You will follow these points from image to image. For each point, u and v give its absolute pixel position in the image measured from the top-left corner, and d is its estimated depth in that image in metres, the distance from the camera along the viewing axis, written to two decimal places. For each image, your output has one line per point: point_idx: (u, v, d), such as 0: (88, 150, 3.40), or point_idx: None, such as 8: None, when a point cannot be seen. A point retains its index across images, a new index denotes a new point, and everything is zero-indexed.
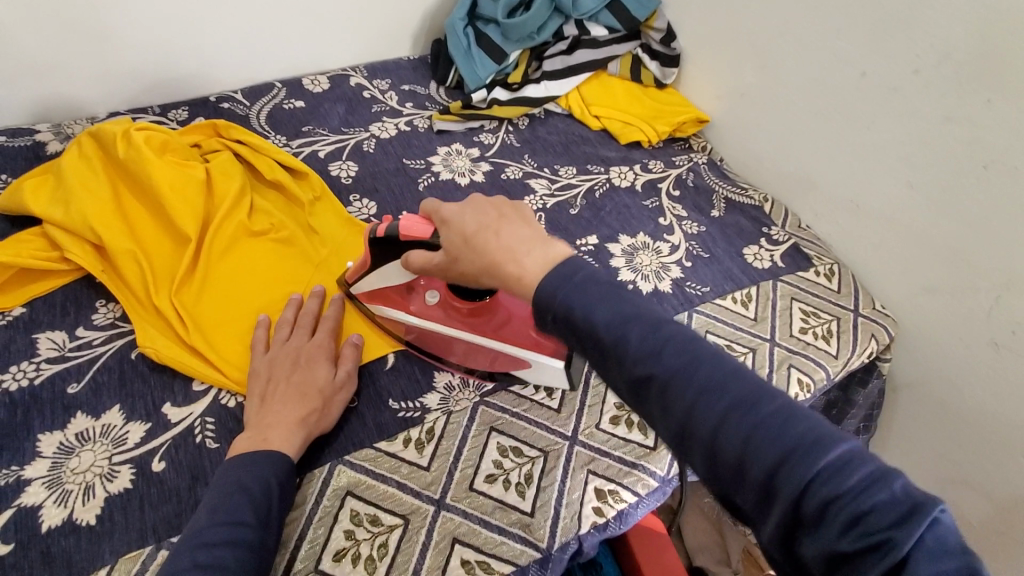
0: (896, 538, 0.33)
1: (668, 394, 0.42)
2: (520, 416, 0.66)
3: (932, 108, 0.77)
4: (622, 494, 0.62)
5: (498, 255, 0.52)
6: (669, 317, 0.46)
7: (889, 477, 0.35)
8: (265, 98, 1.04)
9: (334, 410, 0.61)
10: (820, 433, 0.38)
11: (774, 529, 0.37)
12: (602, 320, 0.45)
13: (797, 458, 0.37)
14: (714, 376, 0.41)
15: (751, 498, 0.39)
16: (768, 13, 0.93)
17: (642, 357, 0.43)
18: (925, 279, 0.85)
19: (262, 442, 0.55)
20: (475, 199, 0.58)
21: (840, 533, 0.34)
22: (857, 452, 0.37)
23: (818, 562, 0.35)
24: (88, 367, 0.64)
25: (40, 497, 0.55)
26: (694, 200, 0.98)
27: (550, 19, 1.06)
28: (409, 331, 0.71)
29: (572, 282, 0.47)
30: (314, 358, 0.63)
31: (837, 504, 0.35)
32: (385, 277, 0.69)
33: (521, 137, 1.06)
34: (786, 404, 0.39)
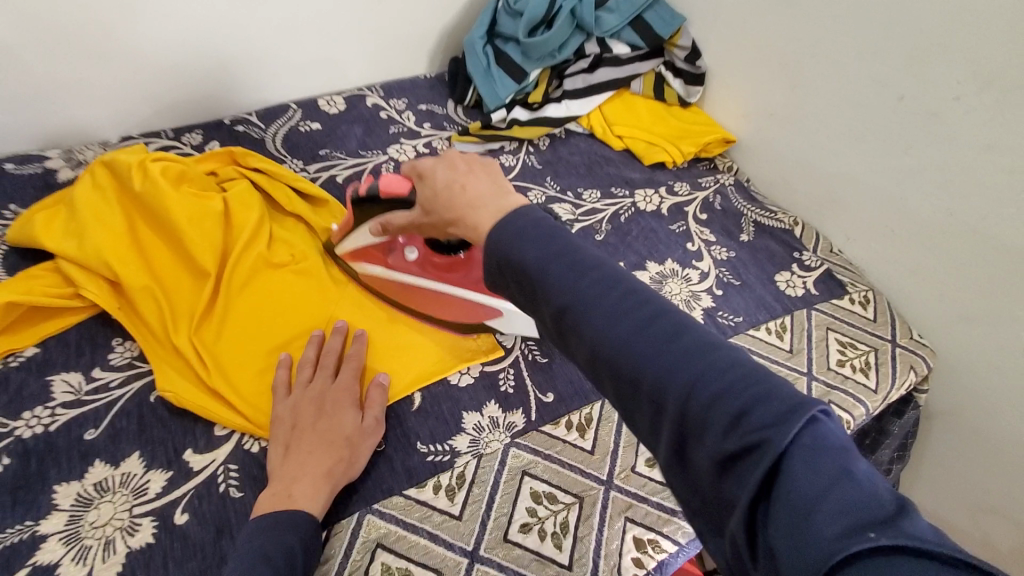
0: (771, 439, 0.33)
1: (579, 322, 0.42)
2: (553, 459, 0.64)
3: (972, 136, 0.74)
4: (662, 543, 0.60)
5: (461, 208, 0.51)
6: (589, 249, 0.45)
7: (763, 380, 0.36)
8: (280, 120, 1.02)
9: (363, 459, 0.59)
10: (713, 346, 0.38)
11: (670, 445, 0.38)
12: (531, 255, 0.45)
13: (684, 370, 0.37)
14: (617, 299, 0.41)
15: (649, 416, 0.39)
16: (796, 33, 0.91)
17: (559, 287, 0.43)
18: (965, 310, 0.81)
19: (288, 499, 0.53)
20: (448, 154, 0.57)
21: (723, 436, 0.34)
22: (741, 360, 0.38)
23: (707, 470, 0.35)
24: (106, 411, 0.62)
25: (59, 555, 0.53)
26: (722, 223, 0.95)
27: (571, 37, 1.03)
28: (393, 285, 0.76)
29: (513, 227, 0.47)
30: (340, 403, 0.61)
31: (718, 410, 0.35)
32: (362, 237, 0.72)
33: (543, 158, 1.03)
34: (685, 324, 0.40)
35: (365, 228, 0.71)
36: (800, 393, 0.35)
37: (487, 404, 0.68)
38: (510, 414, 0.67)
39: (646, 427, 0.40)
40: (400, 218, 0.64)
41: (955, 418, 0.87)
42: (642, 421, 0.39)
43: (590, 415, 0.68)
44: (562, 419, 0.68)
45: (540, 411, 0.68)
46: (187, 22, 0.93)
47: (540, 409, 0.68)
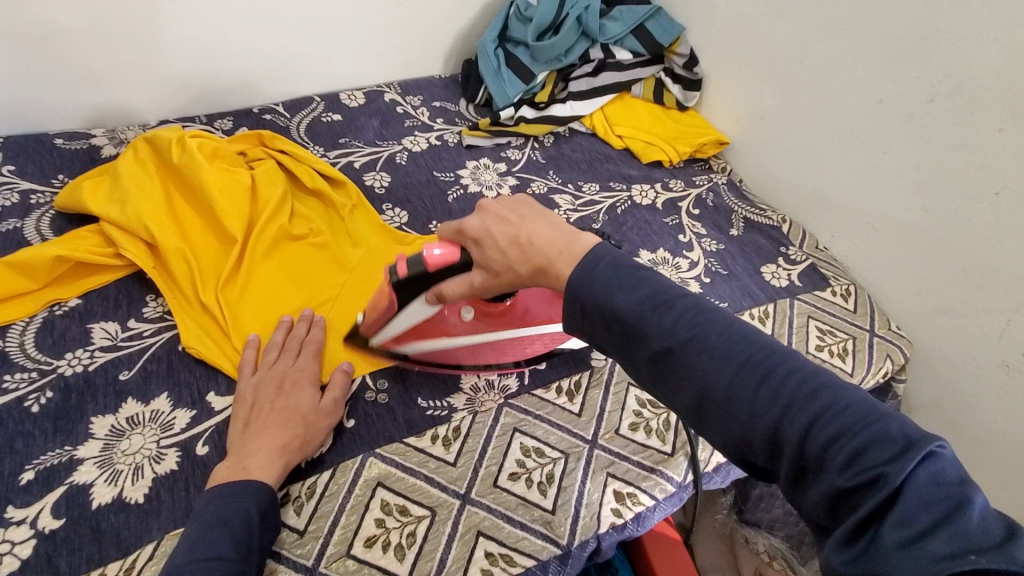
0: (888, 474, 0.35)
1: (685, 364, 0.45)
2: (542, 419, 0.69)
3: (945, 136, 0.80)
4: (640, 497, 0.65)
5: (538, 264, 0.54)
6: (680, 290, 0.49)
7: (881, 419, 0.38)
8: (305, 111, 1.10)
9: (319, 436, 0.61)
10: (821, 384, 0.41)
11: (789, 479, 0.41)
12: (622, 301, 0.48)
13: (800, 408, 0.40)
14: (724, 341, 0.45)
15: (764, 452, 0.42)
16: (787, 40, 0.97)
17: (660, 333, 0.46)
18: (940, 302, 0.86)
19: (242, 471, 0.56)
20: (490, 208, 0.59)
21: (840, 470, 0.37)
22: (856, 400, 0.40)
23: (822, 500, 0.38)
24: (139, 356, 0.68)
25: (92, 476, 0.58)
26: (713, 218, 1.01)
27: (577, 43, 1.12)
28: (459, 354, 0.71)
29: (593, 274, 0.50)
30: (300, 383, 0.64)
31: (836, 448, 0.38)
32: (412, 315, 0.67)
33: (547, 154, 1.10)
34: (794, 364, 0.43)
35: (414, 305, 0.66)
36: (919, 429, 0.38)
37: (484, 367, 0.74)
38: (505, 377, 0.73)
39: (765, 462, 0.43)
40: (456, 285, 0.62)
41: (931, 408, 0.91)
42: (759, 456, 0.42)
43: (579, 381, 0.74)
44: (553, 384, 0.73)
45: (532, 375, 0.73)
46: (223, 17, 1.02)
47: (532, 374, 0.74)
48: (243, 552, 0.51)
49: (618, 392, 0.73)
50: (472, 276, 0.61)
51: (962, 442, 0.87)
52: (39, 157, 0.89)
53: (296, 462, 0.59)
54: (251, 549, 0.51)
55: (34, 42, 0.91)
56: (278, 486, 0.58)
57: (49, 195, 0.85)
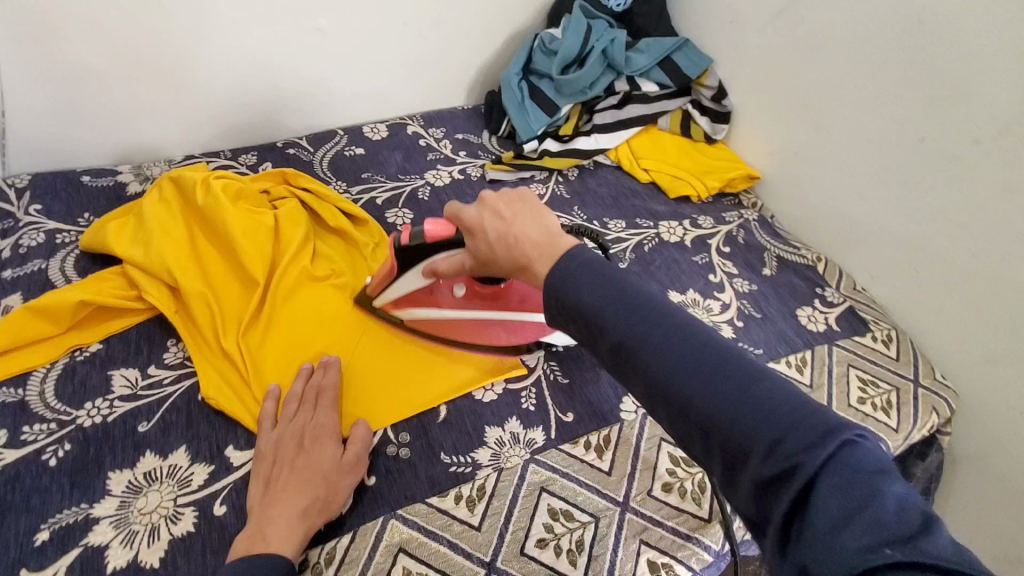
0: (805, 461, 0.36)
1: (636, 356, 0.46)
2: (571, 478, 0.66)
3: (993, 178, 0.76)
4: (676, 567, 0.61)
5: (520, 259, 0.56)
6: (639, 285, 0.50)
7: (806, 409, 0.39)
8: (328, 145, 1.09)
9: (340, 497, 0.59)
10: (757, 375, 0.42)
11: (722, 470, 0.41)
12: (584, 294, 0.49)
13: (731, 398, 0.41)
14: (669, 336, 0.45)
15: (700, 443, 0.43)
16: (819, 76, 0.94)
17: (612, 323, 0.47)
18: (987, 351, 0.81)
19: (262, 541, 0.54)
20: (488, 201, 0.60)
21: (763, 460, 0.38)
22: (785, 390, 0.41)
23: (749, 491, 0.39)
24: (158, 406, 0.67)
25: (108, 537, 0.57)
26: (745, 257, 0.97)
27: (602, 75, 1.10)
28: (447, 325, 0.77)
29: (563, 266, 0.52)
30: (320, 438, 0.62)
31: (760, 437, 0.39)
32: (405, 284, 0.73)
33: (571, 188, 1.08)
34: (735, 357, 0.43)
35: (409, 275, 0.72)
36: (840, 418, 0.38)
37: (508, 420, 0.71)
38: (530, 431, 0.70)
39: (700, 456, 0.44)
40: (446, 261, 0.67)
41: (982, 466, 0.85)
42: (695, 450, 0.43)
43: (609, 436, 0.70)
44: (581, 438, 0.70)
45: (559, 430, 0.70)
46: (249, 52, 1.02)
47: (559, 428, 0.71)
48: None
49: (650, 449, 0.69)
50: (462, 260, 0.66)
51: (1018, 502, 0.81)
52: (67, 195, 0.89)
53: (318, 526, 0.57)
54: None
55: (67, 81, 0.93)
56: (298, 553, 0.55)
57: (75, 235, 0.85)
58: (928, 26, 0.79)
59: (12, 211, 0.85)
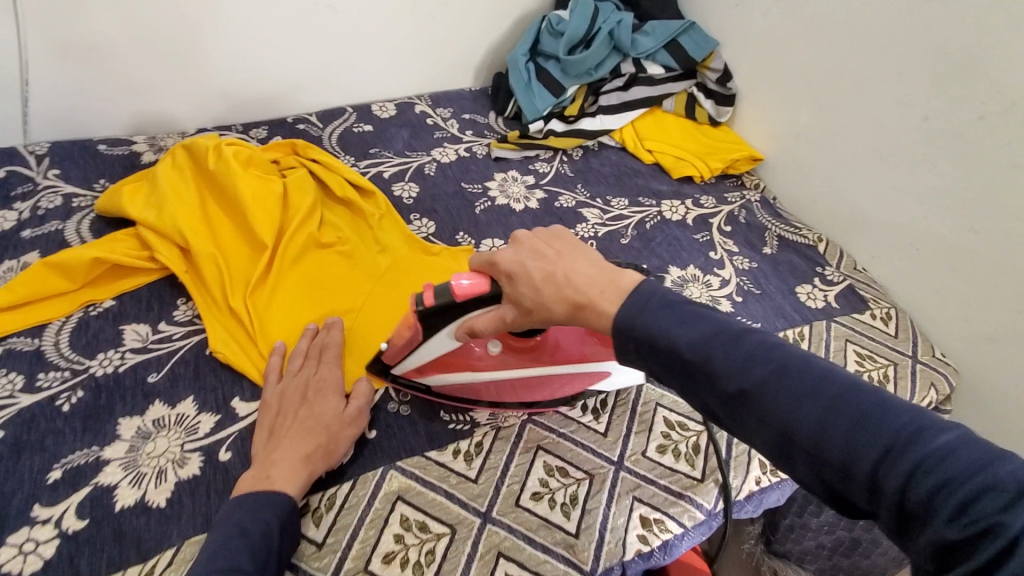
0: (1004, 523, 0.32)
1: (763, 403, 0.43)
2: (566, 438, 0.67)
3: (998, 156, 0.76)
4: (668, 524, 0.62)
5: (578, 297, 0.52)
6: (750, 327, 0.47)
7: (993, 464, 0.35)
8: (337, 121, 1.12)
9: (341, 446, 0.60)
10: (921, 425, 0.38)
11: (891, 524, 0.38)
12: (682, 338, 0.46)
13: (896, 453, 0.37)
14: (805, 382, 0.42)
15: (857, 495, 0.39)
16: (825, 57, 0.95)
17: (728, 370, 0.44)
18: (988, 330, 0.81)
19: (266, 481, 0.56)
20: (524, 241, 0.57)
21: (946, 519, 0.34)
22: (962, 441, 0.36)
23: (928, 548, 0.35)
24: (168, 359, 0.69)
25: (117, 478, 0.59)
26: (745, 236, 0.98)
27: (608, 57, 1.12)
28: (483, 387, 0.68)
29: (646, 310, 0.49)
30: (323, 392, 0.64)
31: (937, 494, 0.35)
32: (436, 346, 0.64)
33: (575, 167, 1.09)
34: (884, 402, 0.40)
35: (440, 337, 0.63)
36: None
37: None
38: None
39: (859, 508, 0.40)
40: (487, 318, 0.59)
41: None
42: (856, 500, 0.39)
43: (605, 399, 0.72)
44: (578, 401, 0.71)
45: None
46: (262, 29, 1.04)
47: None
48: (258, 566, 0.49)
49: (646, 412, 0.71)
50: (502, 312, 0.58)
51: None
52: (84, 162, 0.92)
53: (319, 472, 0.58)
54: (271, 562, 0.51)
55: (85, 52, 0.95)
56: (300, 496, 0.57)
57: (90, 199, 0.87)
58: (936, 6, 0.80)
59: (31, 175, 0.88)
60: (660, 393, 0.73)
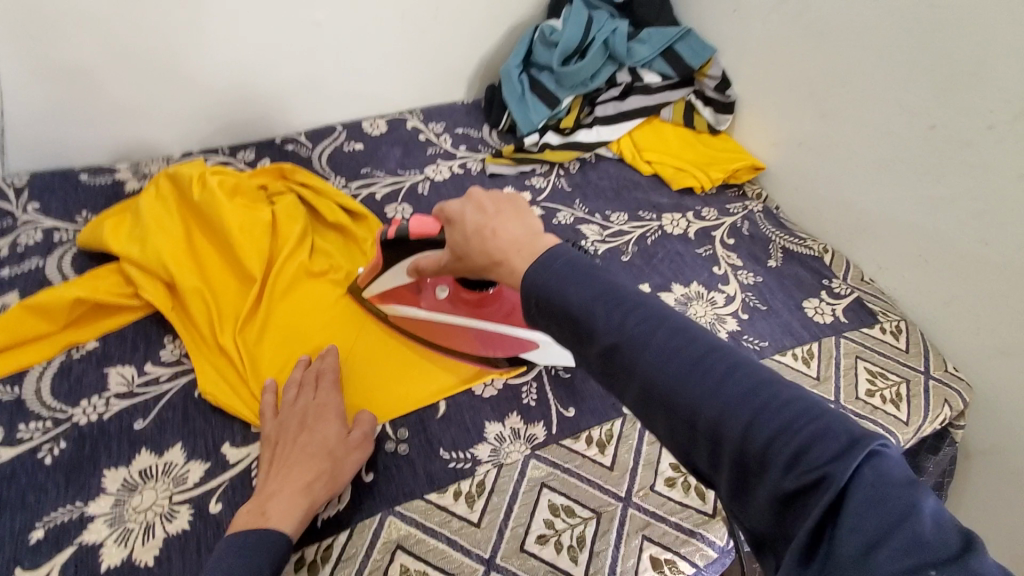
0: (833, 473, 0.33)
1: (631, 361, 0.42)
2: (572, 473, 0.65)
3: (1009, 165, 0.74)
4: (680, 564, 0.59)
5: (494, 253, 0.52)
6: (629, 287, 0.46)
7: (825, 416, 0.36)
8: (327, 141, 1.09)
9: (344, 474, 0.59)
10: (767, 381, 0.39)
11: (731, 484, 0.38)
12: (574, 296, 0.45)
13: (740, 407, 0.37)
14: (669, 340, 0.42)
15: (705, 453, 0.39)
16: (825, 63, 0.92)
17: (608, 328, 0.44)
18: (1001, 343, 0.79)
19: (262, 517, 0.53)
20: (475, 193, 0.57)
21: (783, 474, 0.35)
22: (799, 396, 0.38)
23: (768, 507, 0.36)
24: (154, 403, 0.66)
25: (102, 535, 0.56)
26: (749, 248, 0.95)
27: (604, 66, 1.09)
28: (424, 325, 0.76)
29: (547, 266, 0.48)
30: (323, 418, 0.62)
31: (776, 448, 0.36)
32: (392, 277, 0.74)
33: (572, 181, 1.07)
34: (737, 359, 0.40)
35: (395, 269, 0.73)
36: (861, 427, 0.36)
37: (508, 415, 0.70)
38: (531, 426, 0.69)
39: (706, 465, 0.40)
40: (430, 257, 0.66)
41: (1001, 462, 0.82)
42: (701, 459, 0.39)
43: (611, 431, 0.69)
44: (582, 433, 0.69)
45: (561, 425, 0.69)
46: (247, 49, 1.02)
47: (561, 423, 0.70)
48: None
49: (653, 443, 0.68)
50: (441, 256, 0.63)
51: None
52: (64, 193, 0.89)
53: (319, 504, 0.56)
54: None
55: (65, 79, 0.92)
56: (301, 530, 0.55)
57: (72, 232, 0.84)
58: (938, 11, 0.77)
59: (11, 209, 0.85)
60: None
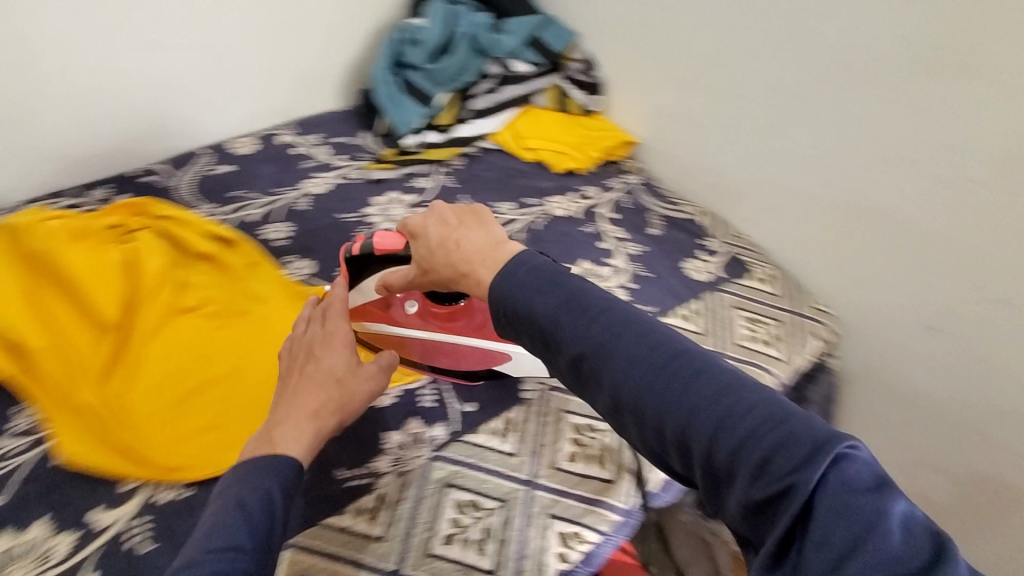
0: (799, 482, 0.34)
1: (597, 369, 0.43)
2: (476, 467, 0.65)
3: (844, 111, 0.81)
4: (586, 535, 0.61)
5: (459, 265, 0.52)
6: (598, 294, 0.46)
7: (790, 421, 0.37)
8: (192, 166, 1.03)
9: (354, 402, 0.58)
10: (731, 384, 0.40)
11: (706, 489, 0.40)
12: (538, 304, 0.46)
13: (705, 413, 0.39)
14: (633, 346, 0.43)
15: (675, 458, 0.41)
16: (677, 37, 0.98)
17: (571, 336, 0.44)
18: (856, 274, 0.86)
19: (267, 444, 0.53)
20: (437, 207, 0.57)
21: (751, 483, 0.36)
22: (764, 401, 0.39)
23: (738, 511, 0.37)
24: (11, 480, 0.62)
25: None
26: (631, 220, 0.99)
27: (473, 59, 1.09)
28: (398, 342, 0.72)
29: (513, 277, 0.48)
30: (333, 344, 0.59)
31: (742, 457, 0.37)
32: (357, 294, 0.68)
33: (459, 177, 1.06)
34: (702, 363, 0.41)
35: (363, 287, 0.67)
36: (828, 428, 0.37)
37: (407, 422, 0.69)
38: (431, 428, 0.68)
39: (680, 468, 0.42)
40: (399, 273, 0.62)
41: (883, 381, 0.87)
42: (675, 464, 0.41)
43: (512, 419, 0.70)
44: (484, 426, 0.69)
45: (462, 422, 0.69)
46: (84, 78, 0.94)
47: (461, 420, 0.69)
48: None
49: (553, 422, 0.70)
50: (409, 273, 0.60)
51: (908, 411, 0.86)
52: None
53: (326, 429, 0.56)
54: None
55: None
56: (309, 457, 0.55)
57: None
58: None
59: None
60: (566, 400, 0.73)
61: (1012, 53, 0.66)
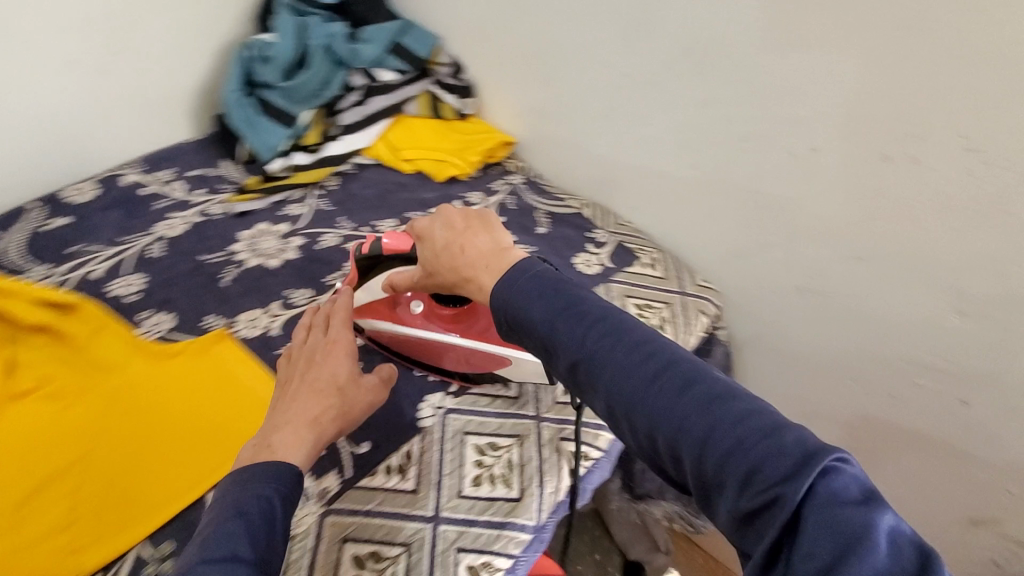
0: (786, 492, 0.34)
1: (592, 375, 0.45)
2: (374, 514, 0.61)
3: (688, 96, 0.81)
4: (496, 563, 0.59)
5: (464, 270, 0.55)
6: (601, 306, 0.47)
7: (777, 433, 0.37)
8: (18, 225, 0.91)
9: (352, 413, 0.61)
10: (723, 394, 0.40)
11: (698, 496, 0.40)
12: (537, 312, 0.48)
13: (696, 419, 0.39)
14: (628, 354, 0.44)
15: (671, 466, 0.41)
16: (532, 32, 0.95)
17: (569, 344, 0.46)
18: (732, 247, 0.88)
19: (267, 449, 0.53)
20: (445, 212, 0.60)
21: (740, 492, 0.36)
22: (755, 411, 0.39)
23: (728, 519, 0.37)
24: None
25: None
26: (519, 221, 0.98)
27: (334, 72, 1.03)
28: (403, 341, 0.73)
29: (514, 284, 0.50)
30: (333, 354, 0.62)
31: (731, 466, 0.37)
32: (366, 293, 0.72)
33: (334, 199, 1.00)
34: (698, 371, 0.42)
35: (372, 285, 0.71)
36: (820, 441, 0.36)
37: None
38: (321, 480, 0.63)
39: (674, 474, 0.42)
40: (404, 273, 0.66)
41: (763, 345, 0.91)
42: (670, 468, 0.41)
43: (410, 452, 0.66)
44: (380, 466, 0.65)
45: (355, 466, 0.64)
46: None
47: (354, 464, 0.65)
48: None
49: (453, 448, 0.67)
50: (414, 274, 0.64)
51: (793, 370, 0.89)
52: None
53: (326, 437, 0.57)
54: None
55: None
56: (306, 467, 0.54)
57: None
58: None
59: None
60: (466, 421, 0.70)
61: (823, 24, 0.66)
